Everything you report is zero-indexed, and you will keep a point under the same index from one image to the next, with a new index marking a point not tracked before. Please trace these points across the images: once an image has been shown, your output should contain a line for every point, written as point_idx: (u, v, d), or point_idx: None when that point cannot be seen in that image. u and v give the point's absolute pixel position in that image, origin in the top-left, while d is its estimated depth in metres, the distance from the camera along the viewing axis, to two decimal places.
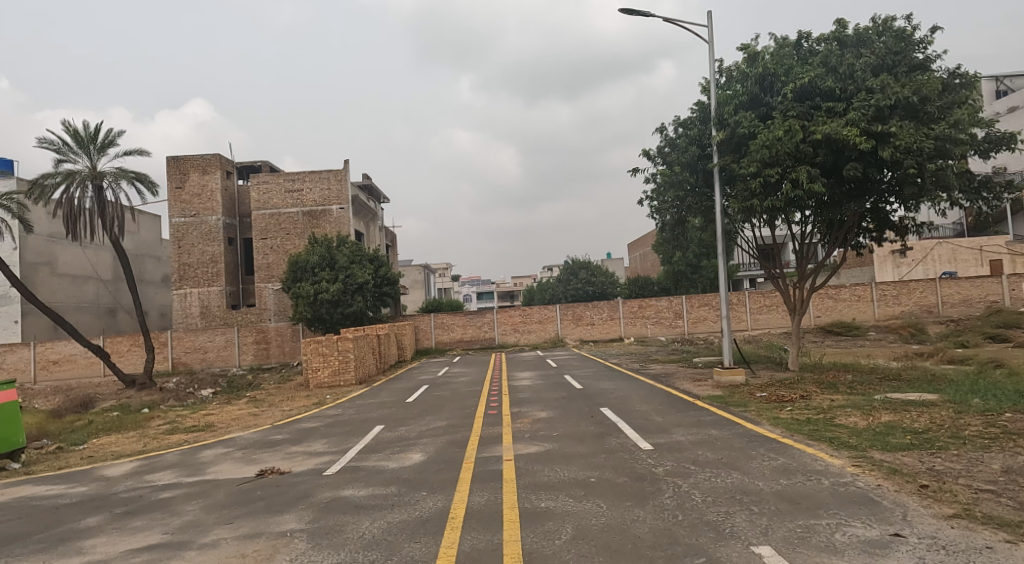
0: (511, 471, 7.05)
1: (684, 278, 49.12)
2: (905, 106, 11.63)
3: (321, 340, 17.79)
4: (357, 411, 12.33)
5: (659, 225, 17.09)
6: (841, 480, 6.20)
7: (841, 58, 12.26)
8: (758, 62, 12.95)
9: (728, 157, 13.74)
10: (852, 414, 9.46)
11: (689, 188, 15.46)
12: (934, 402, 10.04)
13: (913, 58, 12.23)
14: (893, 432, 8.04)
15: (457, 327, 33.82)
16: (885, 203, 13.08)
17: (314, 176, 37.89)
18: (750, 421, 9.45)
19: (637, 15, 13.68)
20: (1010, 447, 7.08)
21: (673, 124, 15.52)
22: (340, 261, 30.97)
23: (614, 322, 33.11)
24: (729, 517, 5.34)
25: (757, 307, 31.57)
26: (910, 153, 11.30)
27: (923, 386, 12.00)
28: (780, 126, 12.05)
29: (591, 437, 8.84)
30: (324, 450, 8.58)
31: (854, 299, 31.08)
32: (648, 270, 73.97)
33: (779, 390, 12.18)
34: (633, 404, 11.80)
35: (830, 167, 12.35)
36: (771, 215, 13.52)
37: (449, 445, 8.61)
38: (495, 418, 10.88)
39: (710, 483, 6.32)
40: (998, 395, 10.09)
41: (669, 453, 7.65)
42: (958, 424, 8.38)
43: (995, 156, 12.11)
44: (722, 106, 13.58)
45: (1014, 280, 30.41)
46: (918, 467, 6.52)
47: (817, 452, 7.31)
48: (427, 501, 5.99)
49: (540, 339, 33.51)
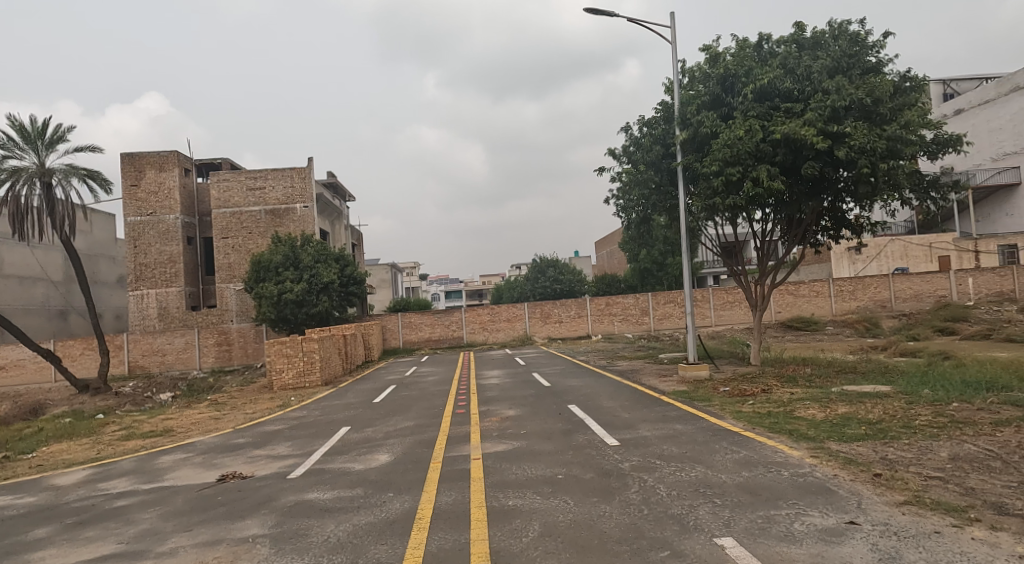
0: (478, 470, 7.04)
1: (650, 276, 49.92)
2: (859, 107, 12.02)
3: (286, 341, 17.47)
4: (322, 413, 12.17)
5: (625, 224, 17.15)
6: (799, 471, 6.36)
7: (798, 61, 12.60)
8: (719, 63, 13.25)
9: (691, 157, 13.96)
10: (810, 406, 9.72)
11: (654, 187, 15.66)
12: (888, 393, 10.40)
13: (866, 61, 12.62)
14: (850, 424, 8.28)
15: (426, 326, 33.45)
16: (841, 202, 13.48)
17: (276, 174, 37.17)
18: (713, 415, 9.64)
19: (602, 15, 13.87)
20: (957, 436, 7.37)
21: (637, 124, 15.72)
22: (304, 261, 30.39)
23: (581, 320, 33.38)
24: (692, 510, 5.44)
25: (721, 304, 32.22)
26: (864, 153, 11.68)
27: (876, 378, 12.43)
28: (741, 126, 12.35)
29: (559, 434, 8.89)
30: (288, 453, 8.45)
31: (813, 294, 31.85)
32: (614, 269, 74.90)
33: (741, 384, 12.47)
34: (600, 400, 11.91)
35: (790, 166, 12.67)
36: (733, 214, 13.80)
37: (416, 446, 8.54)
38: (463, 417, 10.88)
39: (674, 477, 6.43)
40: (947, 386, 10.46)
41: (635, 449, 7.76)
42: (909, 414, 8.69)
43: (943, 157, 12.54)
44: (685, 106, 13.88)
45: (961, 276, 31.80)
46: (872, 456, 6.73)
47: (776, 445, 7.49)
48: (393, 502, 5.95)
49: (508, 337, 33.54)
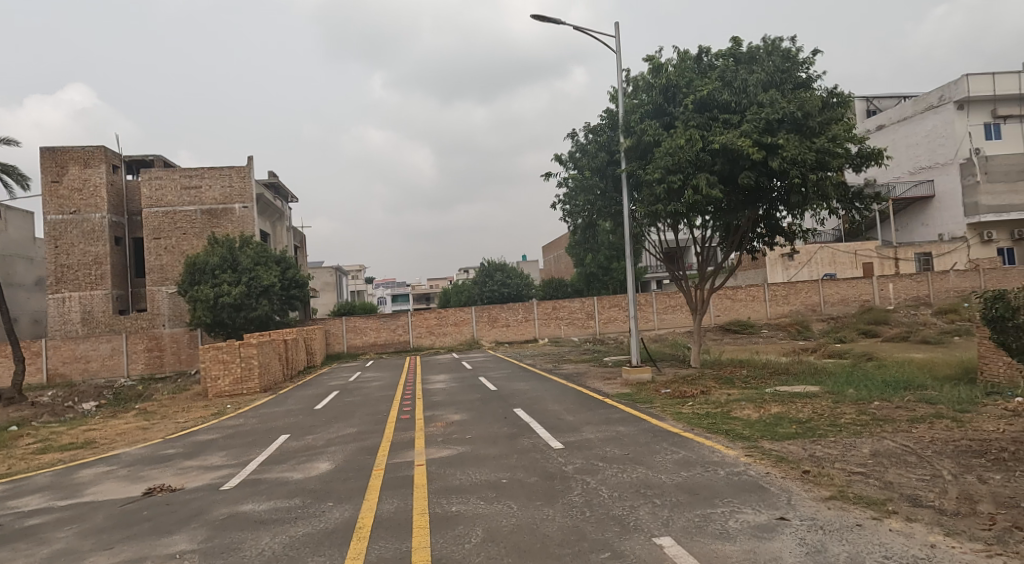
0: (422, 476, 6.96)
1: (595, 280, 50.65)
2: (791, 120, 12.55)
3: (222, 346, 16.84)
4: (260, 421, 11.78)
5: (571, 229, 17.36)
6: (734, 470, 6.58)
7: (735, 74, 13.08)
8: (661, 73, 13.63)
9: (634, 164, 14.27)
10: (745, 407, 10.07)
11: (599, 193, 15.92)
12: (816, 393, 10.91)
13: (797, 76, 13.21)
14: (781, 423, 8.62)
15: (371, 330, 32.87)
16: (775, 211, 14.04)
17: (213, 173, 35.85)
18: (654, 416, 9.86)
19: (548, 22, 14.03)
20: (879, 433, 7.79)
21: (583, 131, 15.98)
22: (242, 263, 29.33)
23: (528, 324, 33.58)
24: (633, 511, 5.54)
25: (663, 308, 33.02)
26: (796, 164, 12.22)
27: (807, 379, 13.00)
28: (682, 135, 12.73)
29: (504, 438, 8.89)
30: (222, 463, 8.13)
31: (749, 299, 33.00)
32: (561, 272, 75.64)
33: (681, 386, 12.81)
34: (546, 403, 11.99)
35: (727, 176, 13.13)
36: (675, 220, 14.18)
37: (358, 453, 8.36)
38: (408, 422, 10.74)
39: (616, 479, 6.53)
40: (870, 385, 11.06)
41: (579, 451, 7.84)
42: (835, 412, 9.13)
43: (866, 169, 13.23)
44: (629, 114, 14.18)
45: (883, 281, 33.76)
46: (801, 454, 7.03)
47: (713, 444, 7.72)
48: (332, 512, 5.82)
49: (455, 341, 33.32)
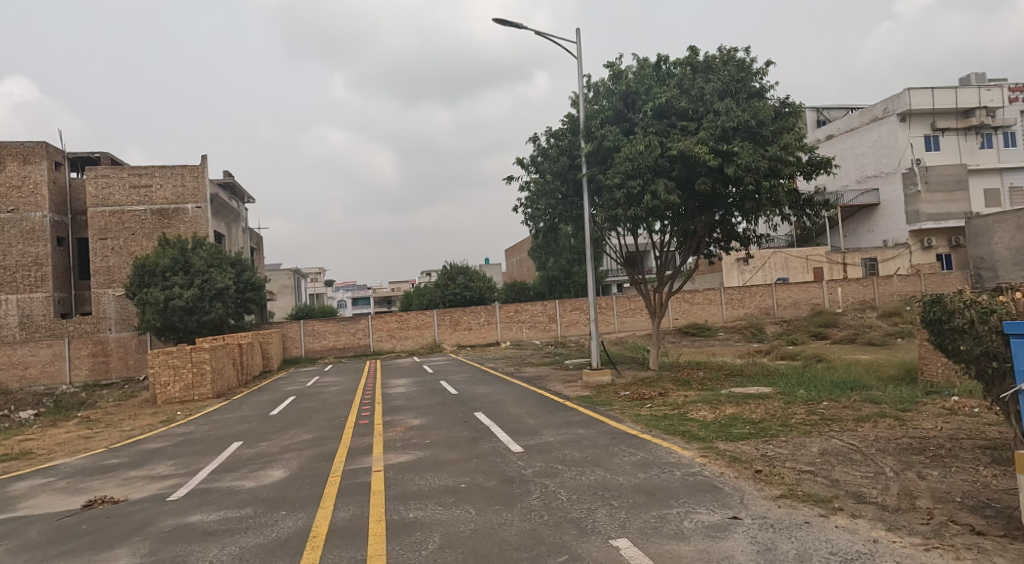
0: (379, 483, 6.86)
1: (558, 284, 50.95)
2: (745, 129, 12.89)
3: (172, 351, 16.27)
4: (211, 428, 11.43)
5: (532, 233, 17.43)
6: (690, 471, 6.69)
7: (693, 82, 13.36)
8: (622, 80, 13.83)
9: (595, 169, 14.41)
10: (702, 408, 10.29)
11: (560, 198, 16.03)
12: (769, 394, 11.22)
13: (751, 86, 13.57)
14: (736, 424, 8.83)
15: (330, 334, 32.28)
16: (730, 216, 14.39)
17: (164, 172, 34.73)
18: (613, 419, 9.97)
19: (510, 26, 14.06)
20: (826, 432, 8.05)
21: (545, 135, 16.07)
22: (195, 265, 28.41)
23: (491, 327, 33.56)
24: (591, 513, 5.58)
25: (623, 311, 33.44)
26: (750, 172, 12.56)
27: (760, 380, 13.35)
28: (641, 141, 12.92)
29: (464, 443, 8.85)
30: (170, 472, 7.86)
31: (706, 302, 33.68)
32: (524, 276, 75.87)
33: (640, 389, 12.98)
34: (507, 407, 11.98)
35: (685, 182, 13.39)
36: (634, 225, 14.38)
37: (314, 460, 8.19)
38: (366, 428, 10.58)
39: (574, 481, 6.56)
40: (820, 386, 11.43)
41: (539, 454, 7.85)
42: (786, 413, 9.41)
43: (816, 177, 13.69)
44: (589, 120, 14.31)
45: (832, 285, 34.96)
46: (754, 454, 7.21)
47: (670, 445, 7.84)
48: (285, 521, 5.68)
49: (416, 345, 33.02)
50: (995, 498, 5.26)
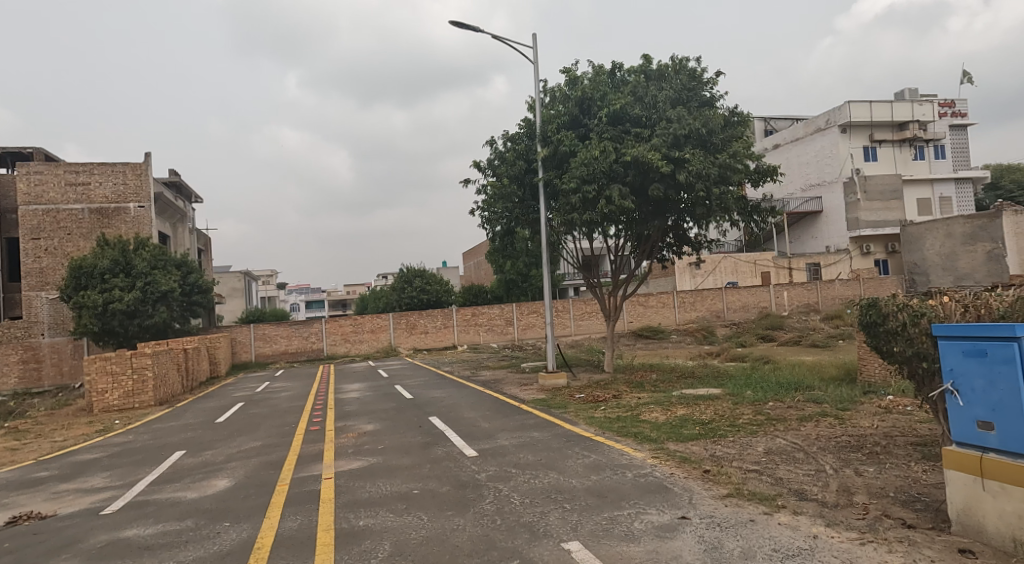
0: (329, 490, 6.71)
1: (515, 287, 51.12)
2: (696, 136, 13.19)
3: (111, 357, 15.57)
4: (151, 437, 10.98)
5: (489, 236, 17.41)
6: (641, 472, 6.79)
7: (646, 90, 13.60)
8: (577, 86, 13.97)
9: (551, 173, 14.48)
10: (654, 410, 10.47)
11: (517, 201, 16.06)
12: (718, 395, 11.50)
13: (702, 95, 13.91)
14: (686, 424, 9.02)
15: (281, 338, 31.49)
16: (683, 222, 14.70)
17: (104, 169, 33.29)
18: (568, 421, 10.05)
19: (467, 29, 14.05)
20: (771, 431, 8.31)
21: (502, 138, 16.10)
22: (137, 267, 27.26)
23: (447, 331, 33.37)
24: (543, 517, 5.59)
25: (580, 314, 33.77)
26: (701, 178, 12.88)
27: (710, 381, 13.68)
28: (596, 146, 13.08)
29: (417, 448, 8.76)
30: (105, 485, 7.51)
31: (659, 305, 34.31)
32: (481, 279, 75.81)
33: (594, 391, 13.12)
34: (462, 411, 11.92)
35: (639, 187, 13.61)
36: (590, 229, 14.52)
37: (261, 468, 7.96)
38: (317, 434, 10.36)
39: (528, 485, 6.56)
40: (766, 387, 11.79)
41: (493, 458, 7.83)
42: (734, 413, 9.66)
43: (763, 185, 14.13)
44: (546, 124, 14.38)
45: (779, 289, 36.17)
46: (703, 454, 7.37)
47: (622, 447, 7.94)
48: (228, 533, 5.50)
49: (371, 349, 32.55)
50: (926, 493, 5.51)
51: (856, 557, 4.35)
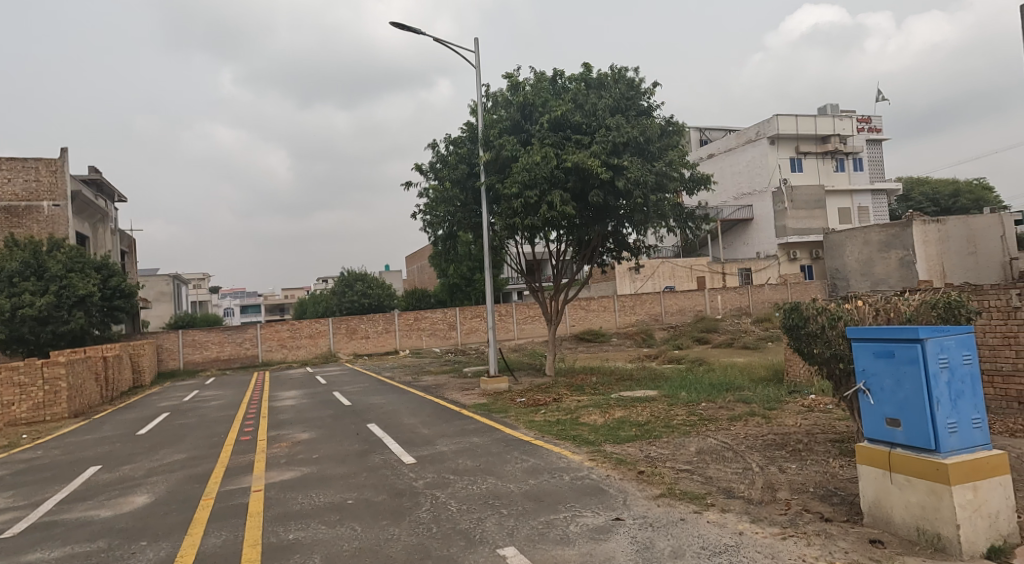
0: (258, 503, 6.47)
1: (458, 291, 50.90)
2: (634, 144, 13.50)
3: (19, 366, 14.52)
4: (65, 452, 10.29)
5: (431, 240, 17.26)
6: (578, 475, 6.86)
7: (586, 98, 13.84)
8: (519, 91, 14.07)
9: (493, 177, 14.49)
10: (593, 412, 10.61)
11: (460, 205, 15.99)
12: (654, 397, 11.76)
13: (640, 104, 14.26)
14: (623, 426, 9.18)
15: (212, 344, 30.19)
16: (622, 227, 14.99)
17: (15, 165, 31.10)
18: (508, 425, 10.05)
19: (408, 31, 13.91)
20: (703, 431, 8.56)
21: (444, 142, 16.03)
22: (51, 269, 25.56)
23: (389, 335, 32.88)
24: (480, 523, 5.56)
25: (523, 318, 33.93)
26: (639, 186, 13.18)
27: (648, 384, 13.98)
28: (538, 152, 13.20)
29: (354, 456, 8.56)
30: (9, 505, 6.99)
31: (600, 309, 34.88)
32: (424, 283, 75.16)
33: (535, 395, 13.17)
34: (402, 417, 11.74)
35: (579, 193, 13.80)
36: (531, 233, 14.60)
37: (186, 482, 7.60)
38: (248, 444, 9.98)
39: (465, 491, 6.52)
40: (700, 388, 12.14)
41: (431, 465, 7.74)
42: (669, 415, 9.90)
43: (698, 193, 14.59)
44: (488, 129, 14.39)
45: (713, 293, 37.42)
46: (639, 455, 7.51)
47: (561, 451, 8.00)
48: (145, 553, 5.20)
49: (310, 354, 31.63)
50: (842, 487, 5.80)
51: (778, 552, 4.51)
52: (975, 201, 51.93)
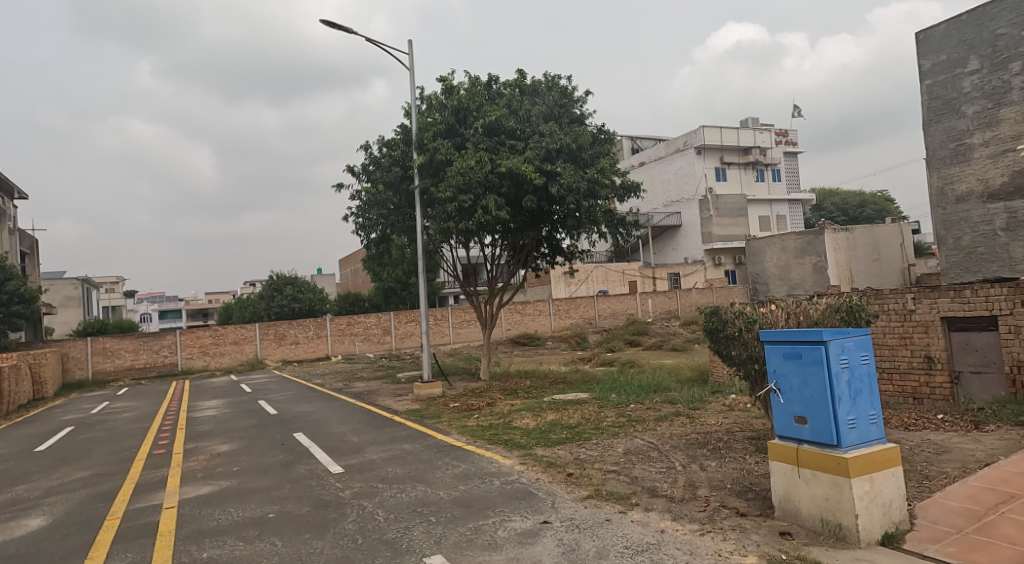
0: (170, 521, 6.13)
1: (393, 295, 50.14)
2: (567, 151, 13.73)
3: None
4: None
5: (364, 243, 16.90)
6: (508, 479, 6.87)
7: (520, 104, 13.96)
8: (453, 95, 14.02)
9: (427, 181, 14.34)
10: (525, 416, 10.66)
11: (393, 208, 15.74)
12: (586, 400, 11.93)
13: (572, 112, 14.50)
14: (554, 429, 9.27)
15: (126, 352, 28.43)
16: (556, 232, 15.19)
17: None
18: (440, 431, 9.94)
19: (339, 29, 13.59)
20: (631, 432, 8.76)
21: (377, 144, 15.77)
22: None
23: (320, 341, 32.00)
24: (407, 532, 5.46)
25: (458, 322, 33.75)
26: (572, 192, 13.40)
27: (580, 386, 14.17)
28: (472, 156, 13.20)
29: (278, 467, 8.25)
30: None
31: (536, 313, 35.14)
32: (358, 286, 73.64)
33: (469, 400, 13.09)
34: (331, 425, 11.41)
35: (513, 198, 13.89)
36: (466, 238, 14.54)
37: (89, 501, 7.10)
38: (162, 458, 9.44)
39: (394, 500, 6.40)
40: (629, 390, 12.41)
41: (360, 474, 7.56)
42: (599, 417, 10.06)
43: (628, 199, 14.98)
44: (421, 132, 14.25)
45: (644, 297, 38.47)
46: (568, 458, 7.59)
47: (492, 455, 7.99)
48: None
49: (234, 362, 30.29)
50: (757, 482, 6.07)
51: (697, 547, 4.66)
52: (879, 211, 55.83)
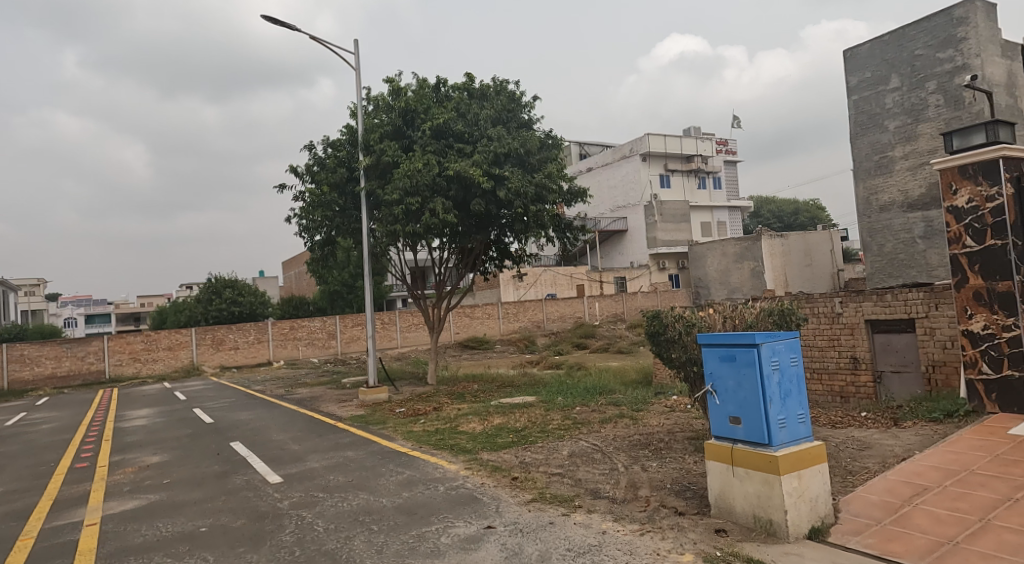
0: (91, 539, 5.79)
1: (339, 299, 49.16)
2: (515, 156, 13.81)
3: None
4: None
5: (307, 245, 16.48)
6: (453, 485, 6.82)
7: (468, 107, 13.95)
8: (400, 97, 13.88)
9: (373, 183, 14.13)
10: (471, 420, 10.63)
11: (338, 210, 15.42)
12: (532, 403, 11.99)
13: (520, 117, 14.59)
14: (500, 433, 9.27)
15: (48, 360, 26.78)
16: (504, 237, 15.21)
17: None
18: (385, 437, 9.79)
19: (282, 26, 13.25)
20: (576, 434, 8.86)
21: (322, 144, 15.44)
22: None
23: (261, 345, 31.07)
24: (347, 542, 5.35)
25: (406, 326, 33.39)
26: (520, 196, 13.47)
27: (528, 390, 14.23)
28: (420, 159, 13.10)
29: (211, 478, 7.93)
30: None
31: (484, 316, 35.14)
32: (302, 290, 71.88)
33: (415, 405, 12.94)
34: (270, 433, 11.07)
35: (461, 202, 13.84)
36: (412, 241, 14.38)
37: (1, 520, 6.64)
38: (85, 472, 8.93)
39: (334, 509, 6.26)
40: (576, 393, 12.55)
41: (299, 483, 7.35)
42: (545, 420, 10.13)
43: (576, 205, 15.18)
44: (367, 133, 14.04)
45: (591, 301, 39.04)
46: (513, 462, 7.61)
47: (437, 461, 7.93)
48: None
49: (168, 368, 28.98)
50: (695, 482, 6.22)
51: (636, 548, 4.74)
52: (812, 219, 58.48)
